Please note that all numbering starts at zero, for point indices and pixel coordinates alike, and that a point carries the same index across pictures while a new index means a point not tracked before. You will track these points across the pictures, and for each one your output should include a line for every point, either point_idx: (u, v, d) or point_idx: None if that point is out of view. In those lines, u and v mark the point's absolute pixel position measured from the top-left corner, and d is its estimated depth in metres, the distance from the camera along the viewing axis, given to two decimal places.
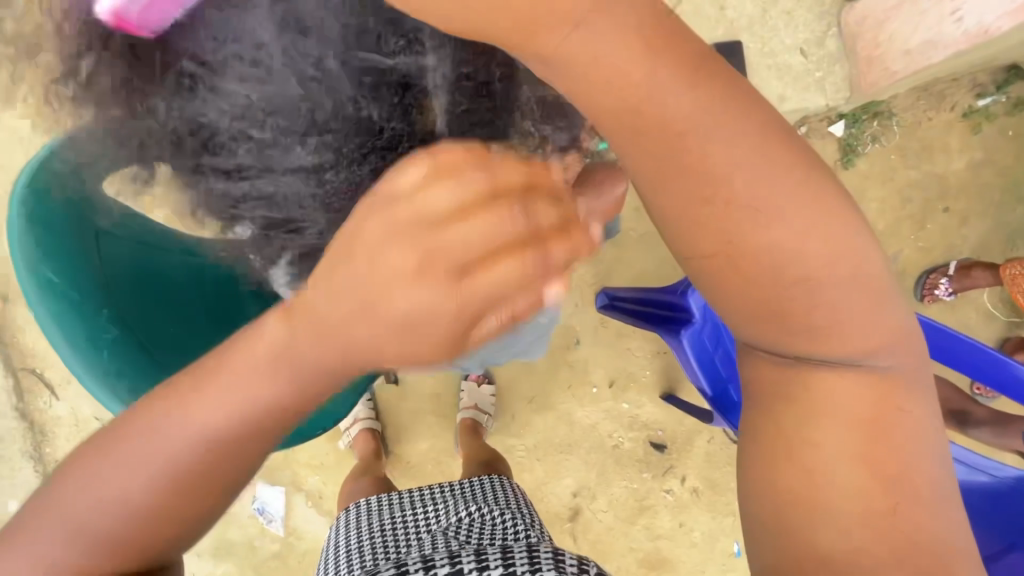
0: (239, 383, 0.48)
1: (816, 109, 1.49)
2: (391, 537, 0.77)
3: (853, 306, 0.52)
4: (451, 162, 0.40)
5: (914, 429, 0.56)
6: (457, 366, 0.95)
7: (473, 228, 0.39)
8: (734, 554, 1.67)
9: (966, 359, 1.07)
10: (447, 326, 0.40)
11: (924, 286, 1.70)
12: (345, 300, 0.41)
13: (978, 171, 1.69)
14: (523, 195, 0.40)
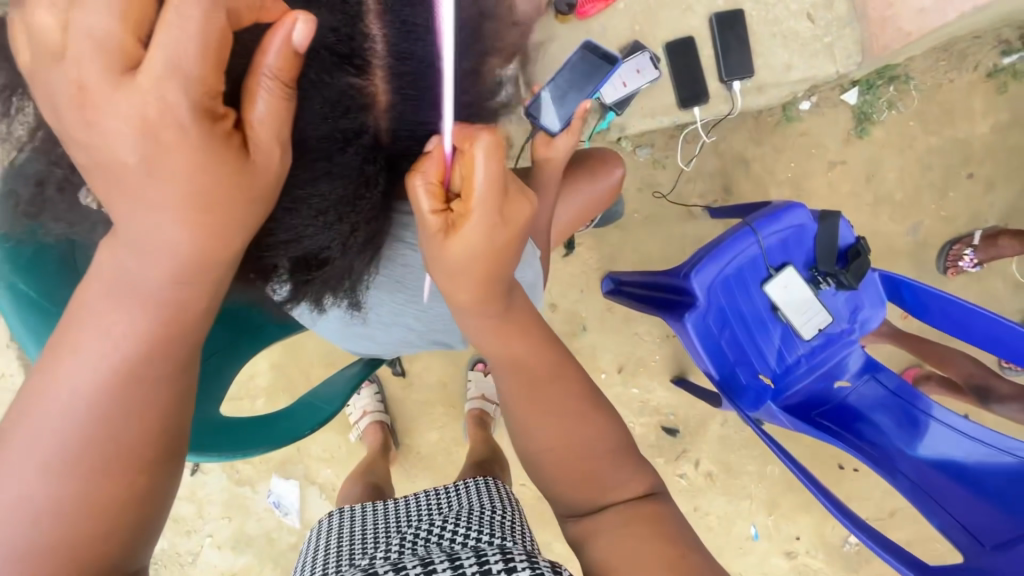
0: (97, 365, 0.50)
1: (827, 76, 1.43)
2: (372, 538, 0.79)
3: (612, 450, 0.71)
4: (87, 82, 0.40)
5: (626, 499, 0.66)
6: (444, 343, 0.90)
7: (171, 139, 0.42)
8: (751, 538, 1.67)
9: (993, 335, 1.01)
10: (229, 190, 0.45)
11: (947, 257, 1.62)
12: (157, 257, 0.47)
13: (1005, 134, 1.61)
14: (194, 87, 0.41)
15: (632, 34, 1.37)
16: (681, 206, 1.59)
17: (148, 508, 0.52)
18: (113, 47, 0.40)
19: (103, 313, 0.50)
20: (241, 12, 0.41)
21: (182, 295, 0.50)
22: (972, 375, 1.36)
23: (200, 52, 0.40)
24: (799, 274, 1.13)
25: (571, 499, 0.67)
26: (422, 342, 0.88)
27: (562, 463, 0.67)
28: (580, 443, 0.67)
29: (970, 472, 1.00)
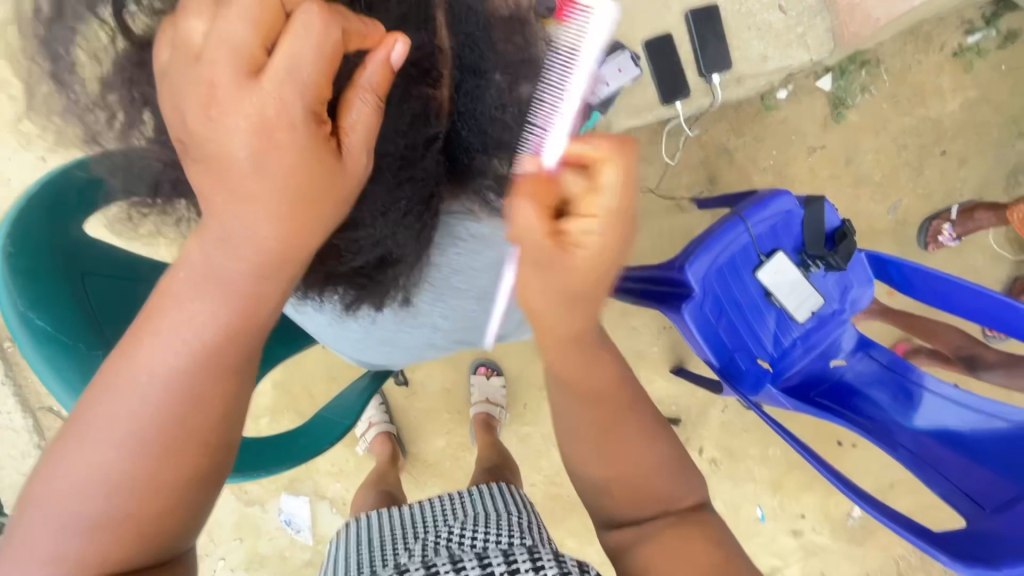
0: (167, 359, 0.49)
1: (802, 65, 1.46)
2: (388, 543, 0.80)
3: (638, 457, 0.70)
4: (217, 81, 0.40)
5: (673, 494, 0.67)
6: (467, 341, 0.91)
7: (280, 145, 0.42)
8: (758, 520, 1.70)
9: (976, 307, 1.06)
10: (329, 195, 0.45)
11: (927, 233, 1.67)
12: (241, 250, 0.46)
13: (973, 111, 1.67)
14: (310, 94, 0.41)
15: (611, 34, 1.40)
16: (669, 200, 1.62)
17: (204, 498, 0.52)
18: (243, 52, 0.40)
19: (189, 300, 0.48)
20: (352, 29, 0.41)
21: (264, 287, 0.48)
22: (960, 346, 1.41)
23: (318, 62, 0.40)
24: (789, 258, 1.16)
25: (622, 511, 0.66)
26: (452, 341, 0.89)
27: (613, 477, 0.66)
28: (636, 455, 0.66)
29: (965, 439, 1.04)
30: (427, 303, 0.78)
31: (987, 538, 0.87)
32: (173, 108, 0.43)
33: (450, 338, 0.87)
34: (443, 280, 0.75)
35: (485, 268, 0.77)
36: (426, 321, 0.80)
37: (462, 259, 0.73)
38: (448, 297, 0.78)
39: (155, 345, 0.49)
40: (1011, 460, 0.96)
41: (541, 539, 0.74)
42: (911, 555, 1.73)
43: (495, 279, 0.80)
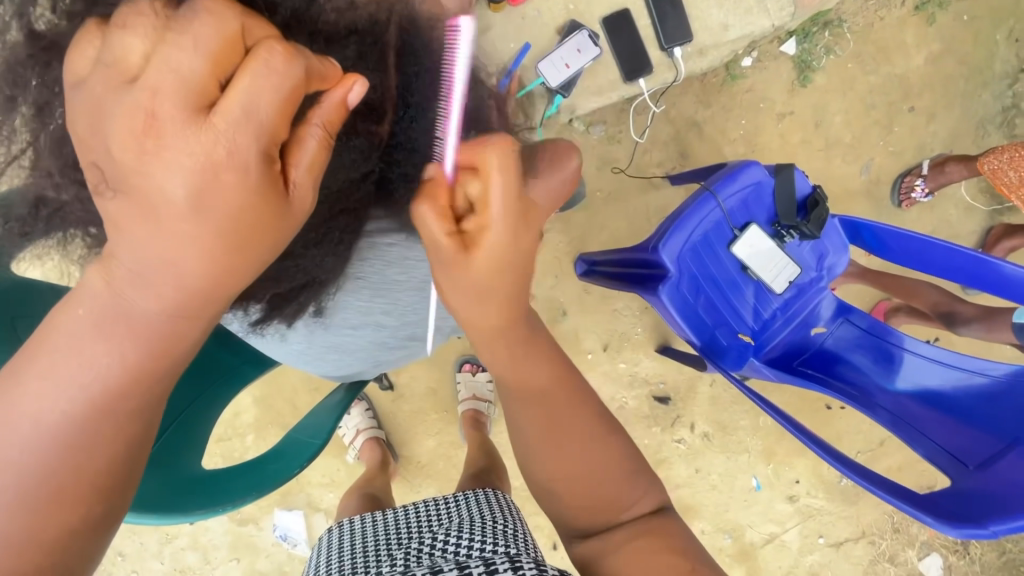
0: (50, 400, 0.43)
1: (763, 31, 1.44)
2: (370, 551, 0.78)
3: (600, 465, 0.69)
4: (159, 113, 0.35)
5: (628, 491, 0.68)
6: (417, 340, 0.80)
7: (230, 187, 0.37)
8: (754, 489, 1.72)
9: (954, 264, 1.04)
10: (272, 230, 0.41)
11: (900, 190, 1.67)
12: (161, 289, 0.41)
13: (938, 64, 1.66)
14: (266, 135, 0.37)
15: (567, 13, 1.35)
16: (641, 178, 1.59)
17: (97, 540, 0.47)
18: (194, 86, 0.35)
19: (78, 336, 0.43)
20: (312, 66, 0.38)
21: (181, 328, 0.44)
22: (938, 302, 1.42)
23: (281, 99, 0.36)
24: (762, 230, 1.15)
25: (583, 524, 0.68)
26: (401, 348, 0.79)
27: (572, 486, 0.68)
28: (596, 470, 0.68)
29: (945, 397, 1.04)
30: (357, 301, 0.68)
31: (973, 496, 0.87)
32: (93, 126, 0.36)
33: (395, 336, 0.76)
34: (373, 276, 0.65)
35: (417, 259, 0.66)
36: (359, 328, 0.71)
37: (380, 255, 0.63)
38: (379, 295, 0.68)
39: (41, 379, 0.43)
40: (994, 415, 0.96)
41: (524, 546, 0.74)
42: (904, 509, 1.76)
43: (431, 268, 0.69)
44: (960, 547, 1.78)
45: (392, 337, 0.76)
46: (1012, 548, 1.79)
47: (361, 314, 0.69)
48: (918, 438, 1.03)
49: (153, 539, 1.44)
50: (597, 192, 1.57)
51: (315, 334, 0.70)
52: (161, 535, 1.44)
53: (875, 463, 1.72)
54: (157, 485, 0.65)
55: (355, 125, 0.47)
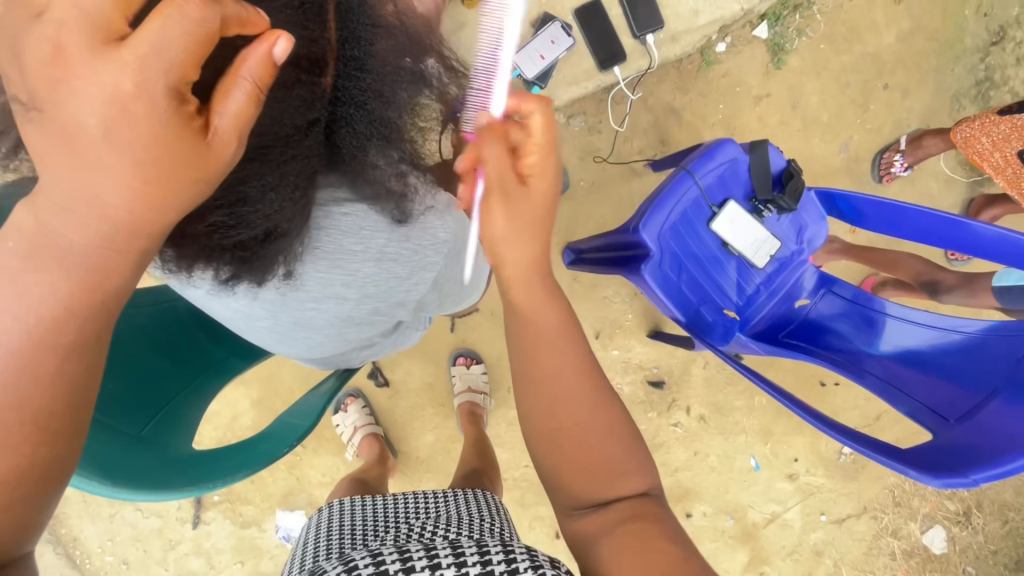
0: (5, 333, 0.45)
1: (733, 14, 1.47)
2: (364, 530, 0.82)
3: (599, 429, 0.68)
4: (65, 43, 0.35)
5: (608, 442, 0.68)
6: (383, 315, 0.77)
7: (135, 120, 0.36)
8: (753, 469, 1.73)
9: (924, 226, 1.07)
10: (186, 175, 0.39)
11: (880, 165, 1.69)
12: (85, 219, 0.41)
13: (909, 41, 1.69)
14: (175, 71, 0.36)
15: (539, 6, 1.38)
16: (623, 166, 1.62)
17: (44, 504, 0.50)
18: (99, 21, 0.35)
19: (21, 276, 0.44)
20: (231, 15, 0.35)
21: (108, 260, 0.43)
22: (921, 273, 1.45)
23: (191, 42, 0.35)
24: (740, 206, 1.17)
25: (579, 492, 0.67)
26: (369, 323, 0.78)
27: (573, 458, 0.68)
28: (595, 435, 0.68)
29: (925, 357, 1.05)
30: (315, 272, 0.64)
31: (954, 450, 0.89)
32: (10, 56, 0.37)
33: (359, 311, 0.73)
34: (330, 245, 0.62)
35: (375, 227, 0.63)
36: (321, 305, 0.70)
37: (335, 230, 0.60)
38: (339, 268, 0.65)
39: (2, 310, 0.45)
40: (970, 370, 0.98)
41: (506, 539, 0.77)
42: (904, 482, 1.77)
43: (391, 239, 0.65)
44: (963, 518, 1.78)
45: (356, 311, 0.73)
46: (1016, 516, 1.79)
47: (319, 288, 0.66)
48: (900, 398, 1.05)
49: (155, 546, 1.44)
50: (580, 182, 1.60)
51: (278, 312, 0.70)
52: (165, 540, 1.44)
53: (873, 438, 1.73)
54: (139, 462, 0.65)
55: (300, 75, 0.42)
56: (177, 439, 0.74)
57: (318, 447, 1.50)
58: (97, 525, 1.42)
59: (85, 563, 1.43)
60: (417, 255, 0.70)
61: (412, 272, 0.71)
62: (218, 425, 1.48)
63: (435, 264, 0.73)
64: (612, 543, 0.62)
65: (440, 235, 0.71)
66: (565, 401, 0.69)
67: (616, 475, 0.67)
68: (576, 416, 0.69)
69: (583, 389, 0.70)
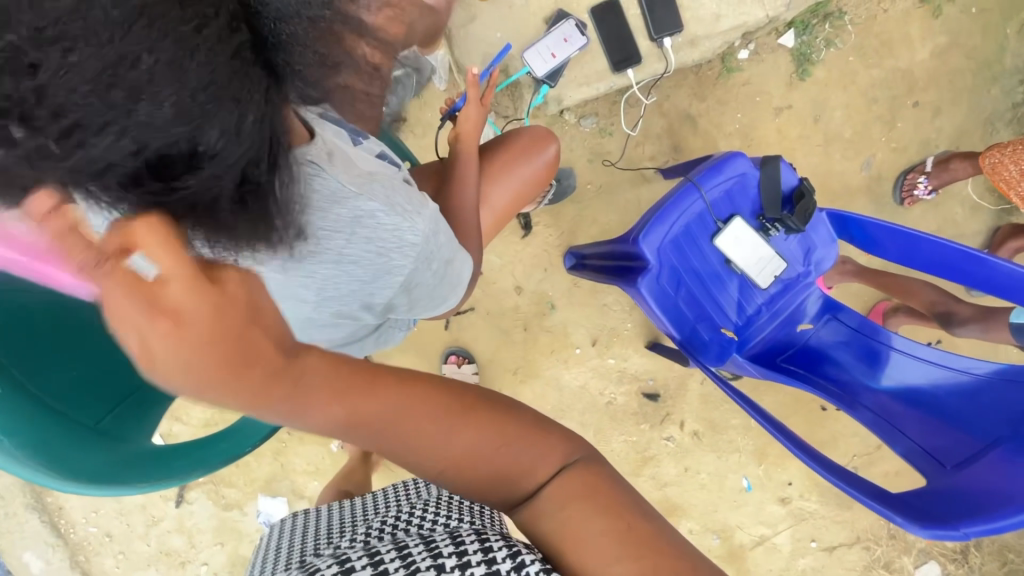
0: None
1: (758, 21, 1.41)
2: (340, 528, 0.83)
3: (466, 441, 0.55)
4: None
5: (486, 445, 0.56)
6: (345, 314, 0.75)
7: None
8: (745, 490, 1.69)
9: (939, 257, 1.01)
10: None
11: (902, 187, 1.62)
12: None
13: (944, 58, 1.61)
14: None
15: (555, 2, 1.34)
16: (633, 171, 1.57)
17: None
18: None
19: None
20: None
21: None
22: (935, 302, 1.39)
23: None
24: (747, 223, 1.12)
25: (508, 500, 0.57)
26: (335, 325, 0.77)
27: (477, 478, 0.56)
28: (472, 454, 0.55)
29: (928, 396, 1.01)
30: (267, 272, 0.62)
31: (948, 497, 0.85)
32: None
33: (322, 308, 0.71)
34: None
35: (328, 227, 0.62)
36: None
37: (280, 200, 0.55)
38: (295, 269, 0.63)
39: None
40: (974, 415, 0.93)
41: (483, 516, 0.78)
42: None
43: (347, 240, 0.64)
44: (960, 556, 1.73)
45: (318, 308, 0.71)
46: (1016, 559, 1.73)
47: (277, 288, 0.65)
48: (897, 437, 1.00)
49: (139, 521, 1.46)
50: (587, 185, 1.56)
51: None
52: (148, 516, 1.46)
53: (872, 467, 1.68)
54: (92, 456, 0.66)
55: None
56: (132, 433, 0.76)
57: (304, 436, 1.49)
58: (82, 496, 1.44)
59: (70, 532, 1.45)
60: (378, 260, 0.68)
61: (373, 270, 0.68)
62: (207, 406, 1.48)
63: (404, 267, 0.71)
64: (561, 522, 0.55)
65: (408, 238, 0.68)
66: (431, 444, 0.55)
67: (521, 459, 0.57)
68: (448, 449, 0.55)
69: (424, 413, 0.55)
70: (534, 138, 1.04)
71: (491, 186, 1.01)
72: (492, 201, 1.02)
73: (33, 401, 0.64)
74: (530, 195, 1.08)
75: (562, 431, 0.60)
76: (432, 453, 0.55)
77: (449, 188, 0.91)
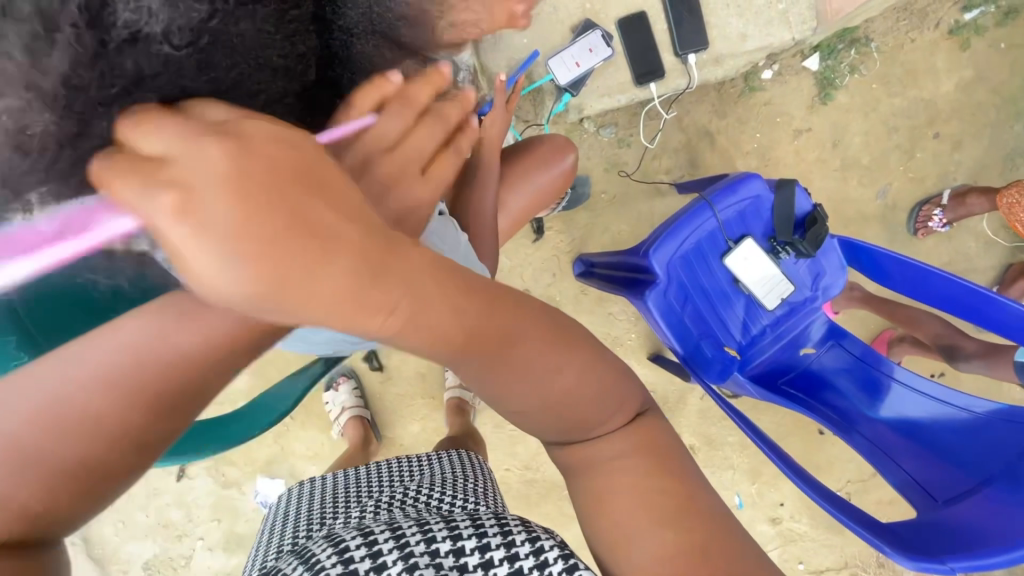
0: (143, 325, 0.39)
1: (783, 44, 1.41)
2: (344, 498, 0.85)
3: (563, 374, 0.54)
4: None
5: (580, 385, 0.55)
6: None
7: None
8: (736, 507, 1.70)
9: (947, 292, 1.02)
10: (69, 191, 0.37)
11: (917, 218, 1.62)
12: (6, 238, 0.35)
13: (968, 91, 1.61)
14: None
15: (583, 11, 1.35)
16: (648, 184, 1.58)
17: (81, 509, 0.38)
18: None
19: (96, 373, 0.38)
20: None
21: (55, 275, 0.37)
22: (940, 335, 1.39)
23: None
24: (757, 244, 1.13)
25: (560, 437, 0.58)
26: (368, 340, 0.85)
27: (550, 412, 0.55)
28: (567, 389, 0.54)
29: (925, 430, 1.02)
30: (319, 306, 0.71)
31: (937, 531, 0.86)
32: None
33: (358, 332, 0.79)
34: None
35: None
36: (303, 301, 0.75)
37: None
38: None
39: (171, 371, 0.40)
40: (971, 452, 0.94)
41: (484, 500, 0.82)
42: None
43: None
44: None
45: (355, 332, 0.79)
46: None
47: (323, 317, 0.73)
48: (890, 466, 1.01)
49: (140, 491, 1.49)
50: (600, 194, 1.57)
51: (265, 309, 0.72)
52: (150, 488, 1.49)
53: (865, 494, 1.68)
54: None
55: None
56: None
57: (307, 421, 1.52)
58: None
59: None
60: None
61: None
62: None
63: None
64: (615, 476, 0.57)
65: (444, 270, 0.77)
66: (527, 372, 0.52)
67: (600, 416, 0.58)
68: (547, 377, 0.53)
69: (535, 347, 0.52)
70: (553, 147, 1.05)
71: (507, 194, 1.02)
72: (507, 209, 1.03)
73: None
74: (544, 203, 1.09)
75: (635, 384, 0.62)
76: (540, 372, 0.53)
77: (467, 191, 0.92)
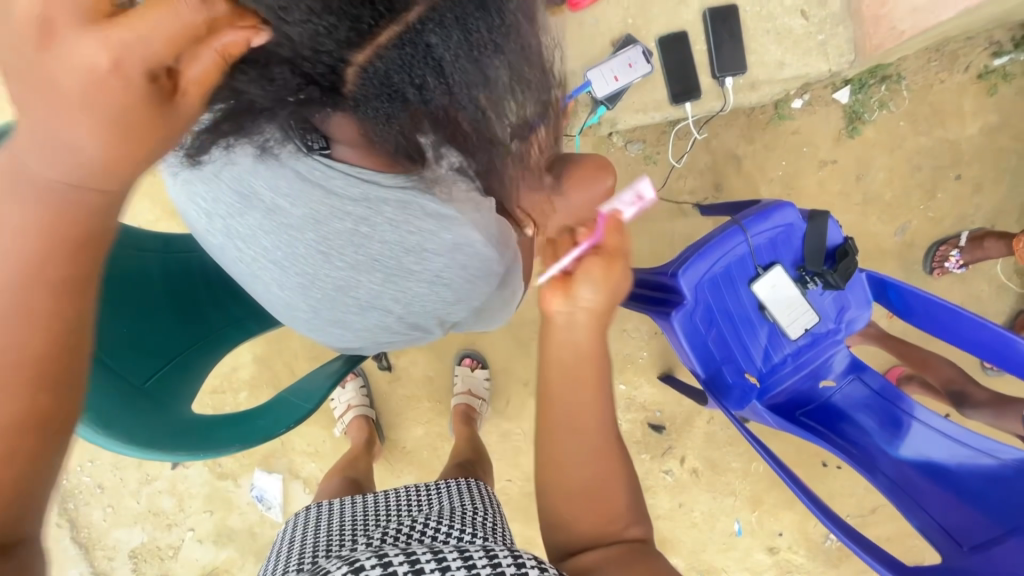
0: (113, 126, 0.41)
1: (819, 75, 1.41)
2: (349, 525, 0.84)
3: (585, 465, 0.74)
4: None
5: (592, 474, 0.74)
6: (416, 325, 0.83)
7: (108, 92, 0.38)
8: (734, 534, 1.68)
9: (974, 336, 1.02)
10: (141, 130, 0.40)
11: (933, 258, 1.62)
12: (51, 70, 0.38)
13: (994, 135, 1.61)
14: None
15: (624, 27, 1.37)
16: (671, 203, 1.58)
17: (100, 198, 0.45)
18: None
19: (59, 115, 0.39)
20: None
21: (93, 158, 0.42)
22: (950, 380, 1.38)
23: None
24: (786, 272, 1.13)
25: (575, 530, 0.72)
26: (403, 332, 0.85)
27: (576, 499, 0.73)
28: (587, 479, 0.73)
29: (949, 474, 1.02)
30: (368, 283, 0.72)
31: None
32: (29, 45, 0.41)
33: (401, 320, 0.80)
34: (391, 259, 0.70)
35: (435, 252, 0.70)
36: (366, 274, 0.71)
37: (389, 207, 0.63)
38: (392, 283, 0.73)
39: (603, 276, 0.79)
40: (998, 500, 0.94)
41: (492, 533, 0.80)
42: None
43: (447, 265, 0.73)
44: None
45: (399, 319, 0.80)
46: None
47: (371, 297, 0.74)
48: (914, 510, 1.00)
49: (133, 477, 1.45)
50: None
51: (305, 285, 0.72)
52: (143, 474, 1.45)
53: (863, 529, 1.67)
54: (136, 420, 0.70)
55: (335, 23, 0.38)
56: (172, 399, 0.80)
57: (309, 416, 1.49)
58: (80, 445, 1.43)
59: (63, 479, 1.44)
60: (466, 281, 0.77)
61: (469, 278, 0.77)
62: (217, 373, 1.48)
63: (483, 295, 0.82)
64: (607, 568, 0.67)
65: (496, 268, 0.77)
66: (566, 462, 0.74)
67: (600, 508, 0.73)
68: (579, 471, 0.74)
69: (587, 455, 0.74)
70: (600, 168, 1.02)
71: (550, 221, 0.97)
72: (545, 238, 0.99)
73: (83, 352, 0.69)
74: None
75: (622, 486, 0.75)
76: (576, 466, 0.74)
77: None
